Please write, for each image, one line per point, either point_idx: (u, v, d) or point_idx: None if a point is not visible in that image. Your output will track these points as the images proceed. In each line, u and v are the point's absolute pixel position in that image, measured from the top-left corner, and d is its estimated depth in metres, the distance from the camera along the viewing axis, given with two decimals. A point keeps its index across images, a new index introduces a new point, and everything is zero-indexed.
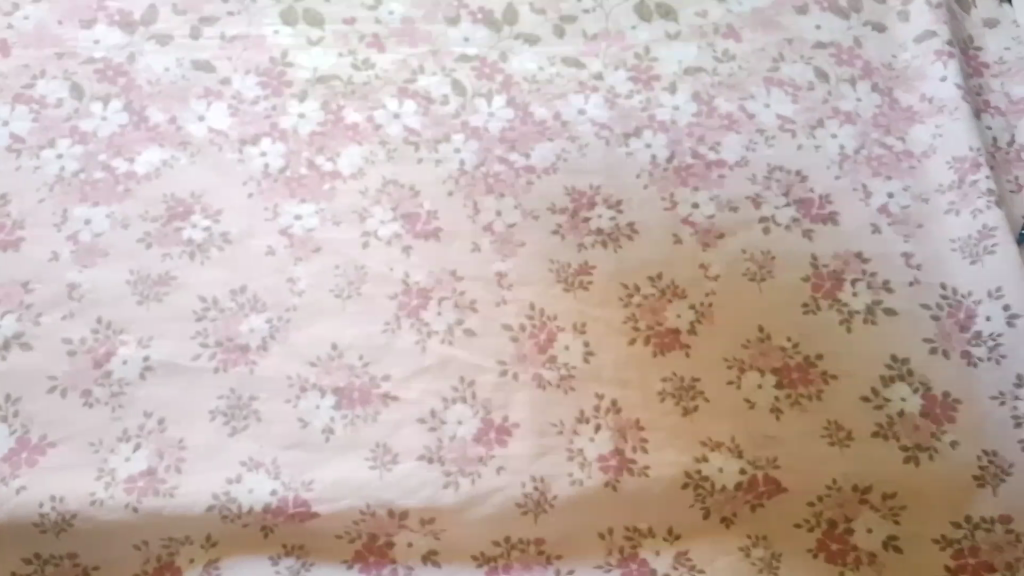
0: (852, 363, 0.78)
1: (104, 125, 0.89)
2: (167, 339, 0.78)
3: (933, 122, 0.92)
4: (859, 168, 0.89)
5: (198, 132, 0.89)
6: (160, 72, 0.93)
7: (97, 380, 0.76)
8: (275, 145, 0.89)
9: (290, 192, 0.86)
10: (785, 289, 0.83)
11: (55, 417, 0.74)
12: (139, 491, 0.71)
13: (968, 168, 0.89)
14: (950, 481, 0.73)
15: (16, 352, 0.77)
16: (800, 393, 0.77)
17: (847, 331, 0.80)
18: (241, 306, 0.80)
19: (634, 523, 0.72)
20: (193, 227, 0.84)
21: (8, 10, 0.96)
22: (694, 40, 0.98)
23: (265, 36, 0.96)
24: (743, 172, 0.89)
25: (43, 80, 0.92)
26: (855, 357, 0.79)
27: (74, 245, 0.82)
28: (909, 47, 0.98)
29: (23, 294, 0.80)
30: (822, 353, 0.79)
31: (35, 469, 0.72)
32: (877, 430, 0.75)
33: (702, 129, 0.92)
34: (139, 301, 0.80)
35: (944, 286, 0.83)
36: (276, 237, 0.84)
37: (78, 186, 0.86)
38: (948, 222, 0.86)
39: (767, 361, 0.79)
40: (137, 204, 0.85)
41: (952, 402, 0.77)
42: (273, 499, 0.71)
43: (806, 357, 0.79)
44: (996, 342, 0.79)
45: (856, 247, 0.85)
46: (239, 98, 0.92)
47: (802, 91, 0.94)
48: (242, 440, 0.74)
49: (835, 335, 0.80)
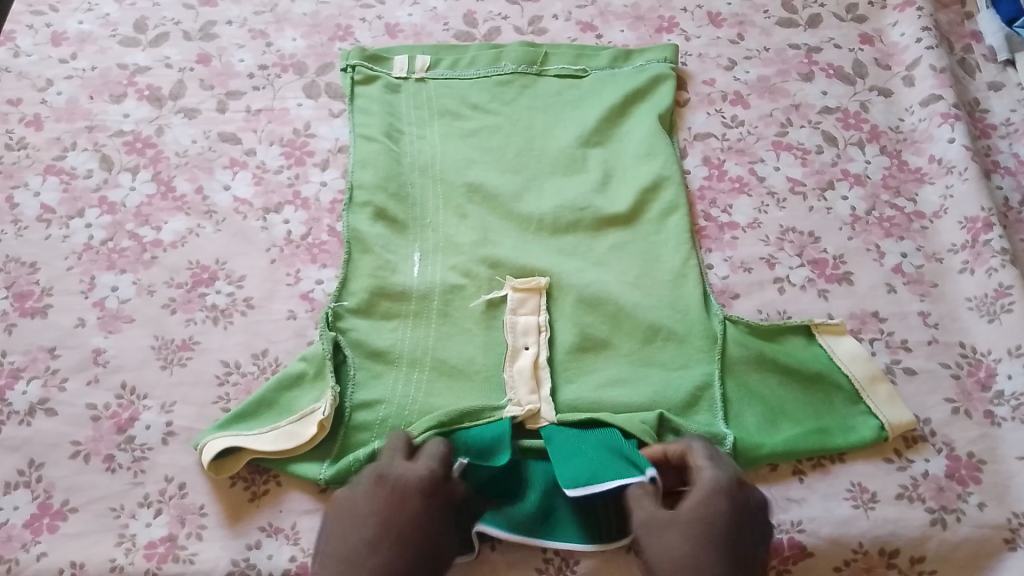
0: (879, 425, 0.77)
1: (132, 195, 0.92)
2: (189, 405, 0.79)
3: (943, 181, 0.93)
4: (871, 229, 0.90)
5: (223, 201, 0.92)
6: (187, 143, 0.96)
7: (119, 445, 0.76)
8: (297, 213, 0.91)
9: (311, 258, 0.88)
10: (807, 355, 0.82)
11: (77, 483, 0.74)
12: (159, 557, 0.71)
13: (979, 228, 0.89)
14: (979, 543, 0.72)
15: (40, 418, 0.78)
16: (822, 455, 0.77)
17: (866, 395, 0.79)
18: (263, 369, 0.81)
19: None
20: (216, 293, 0.85)
21: (42, 85, 1.00)
22: (703, 108, 1.00)
23: (288, 108, 0.99)
24: (755, 234, 0.90)
25: (74, 152, 0.95)
26: (882, 420, 0.77)
27: (100, 311, 0.84)
28: (914, 110, 1.00)
29: (49, 360, 0.81)
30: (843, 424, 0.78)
31: (56, 534, 0.72)
32: (902, 492, 0.74)
33: (713, 192, 0.93)
34: (163, 366, 0.81)
35: (962, 344, 0.83)
36: (297, 301, 0.85)
37: (106, 254, 0.88)
38: (962, 281, 0.87)
39: (791, 420, 0.78)
40: (162, 271, 0.87)
41: (976, 462, 0.76)
42: (292, 566, 0.70)
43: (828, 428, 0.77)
44: (1019, 402, 0.79)
45: (872, 306, 0.85)
46: (263, 167, 0.94)
47: (810, 155, 0.96)
48: (263, 508, 0.73)
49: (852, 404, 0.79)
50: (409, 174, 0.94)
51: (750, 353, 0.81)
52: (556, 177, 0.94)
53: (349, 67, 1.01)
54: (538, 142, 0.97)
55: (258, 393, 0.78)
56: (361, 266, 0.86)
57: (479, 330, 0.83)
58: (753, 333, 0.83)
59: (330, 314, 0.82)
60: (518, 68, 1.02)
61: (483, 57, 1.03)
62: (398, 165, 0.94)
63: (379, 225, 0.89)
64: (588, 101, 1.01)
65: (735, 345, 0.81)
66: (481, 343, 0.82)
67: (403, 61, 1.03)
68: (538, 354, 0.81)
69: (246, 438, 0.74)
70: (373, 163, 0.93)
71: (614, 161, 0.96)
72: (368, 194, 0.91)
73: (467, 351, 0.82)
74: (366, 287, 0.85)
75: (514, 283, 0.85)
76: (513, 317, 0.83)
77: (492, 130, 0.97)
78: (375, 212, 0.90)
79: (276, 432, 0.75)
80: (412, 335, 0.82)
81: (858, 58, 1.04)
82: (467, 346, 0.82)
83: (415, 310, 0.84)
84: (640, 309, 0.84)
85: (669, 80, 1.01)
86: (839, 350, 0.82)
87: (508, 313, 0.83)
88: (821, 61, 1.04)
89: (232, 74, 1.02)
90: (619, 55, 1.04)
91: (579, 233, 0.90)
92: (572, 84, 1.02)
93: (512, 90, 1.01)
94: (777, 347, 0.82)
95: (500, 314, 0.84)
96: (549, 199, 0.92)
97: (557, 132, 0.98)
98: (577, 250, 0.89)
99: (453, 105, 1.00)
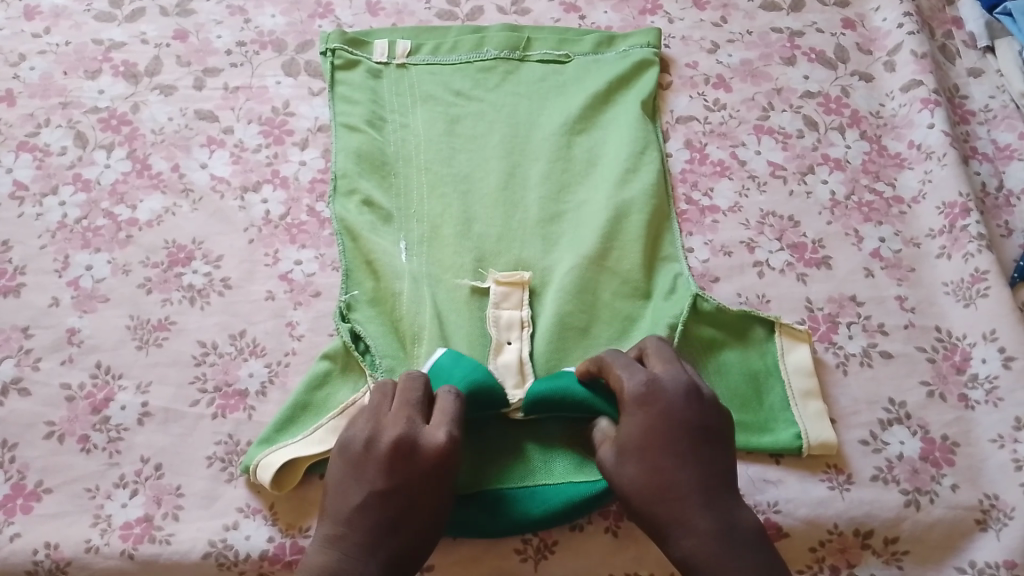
0: (798, 434, 0.76)
1: (107, 173, 0.90)
2: (166, 385, 0.78)
3: (922, 167, 0.94)
4: (850, 214, 0.91)
5: (201, 179, 0.91)
6: (164, 121, 0.94)
7: (95, 426, 0.76)
8: (276, 192, 0.90)
9: (290, 238, 0.87)
10: (769, 356, 0.81)
11: (51, 463, 0.74)
12: (135, 538, 0.70)
13: (957, 213, 0.89)
14: (952, 524, 0.73)
15: (14, 397, 0.77)
16: (767, 452, 0.76)
17: (794, 405, 0.78)
18: (241, 350, 0.80)
19: (633, 570, 0.71)
20: (193, 273, 0.84)
21: (15, 60, 0.98)
22: (685, 91, 1.00)
23: (267, 86, 0.98)
24: (736, 218, 0.90)
25: (48, 129, 0.93)
26: (801, 431, 0.76)
27: (75, 290, 0.83)
28: (895, 96, 1.00)
29: (23, 339, 0.80)
30: (773, 426, 0.77)
31: (30, 515, 0.71)
32: (877, 473, 0.75)
33: (695, 175, 0.93)
34: (139, 346, 0.80)
35: (938, 328, 0.84)
36: (276, 282, 0.84)
37: (80, 233, 0.86)
38: (939, 266, 0.88)
39: None
40: (138, 251, 0.86)
41: (950, 445, 0.77)
42: (271, 546, 0.70)
43: (752, 429, 0.77)
44: (993, 384, 0.80)
45: (850, 290, 0.86)
46: (241, 146, 0.93)
47: (792, 139, 0.96)
48: (240, 487, 0.73)
49: (789, 411, 0.78)
50: (393, 163, 0.93)
51: (709, 348, 0.81)
52: (541, 164, 0.93)
53: (330, 51, 1.00)
54: (522, 130, 0.96)
55: (293, 397, 0.77)
56: (351, 258, 0.86)
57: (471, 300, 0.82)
58: (729, 328, 0.83)
59: (336, 315, 0.82)
60: (501, 53, 1.01)
61: (464, 42, 1.02)
62: (383, 155, 0.93)
63: (366, 213, 0.88)
64: (571, 88, 1.00)
65: (707, 344, 0.81)
66: (469, 316, 0.82)
67: (384, 45, 1.01)
68: (521, 350, 0.80)
69: (295, 447, 0.72)
70: (356, 151, 0.92)
71: (598, 149, 0.95)
72: (351, 182, 0.90)
73: (462, 317, 0.82)
74: (362, 280, 0.84)
75: (498, 276, 0.83)
76: (496, 311, 0.81)
77: (476, 117, 0.97)
78: (362, 200, 0.89)
79: (320, 432, 0.74)
80: (402, 305, 0.82)
81: (840, 43, 1.04)
82: (461, 313, 0.82)
83: (408, 286, 0.83)
84: (623, 297, 0.84)
85: (653, 65, 1.01)
86: (790, 356, 0.81)
87: (492, 304, 0.82)
88: (803, 45, 1.04)
89: (209, 51, 1.00)
90: (602, 41, 1.03)
91: (565, 221, 0.89)
92: (555, 70, 1.01)
93: (495, 76, 1.00)
94: (745, 347, 0.82)
95: (484, 304, 0.82)
96: (534, 187, 0.91)
97: (542, 119, 0.97)
98: (561, 235, 0.88)
99: (435, 90, 0.99)
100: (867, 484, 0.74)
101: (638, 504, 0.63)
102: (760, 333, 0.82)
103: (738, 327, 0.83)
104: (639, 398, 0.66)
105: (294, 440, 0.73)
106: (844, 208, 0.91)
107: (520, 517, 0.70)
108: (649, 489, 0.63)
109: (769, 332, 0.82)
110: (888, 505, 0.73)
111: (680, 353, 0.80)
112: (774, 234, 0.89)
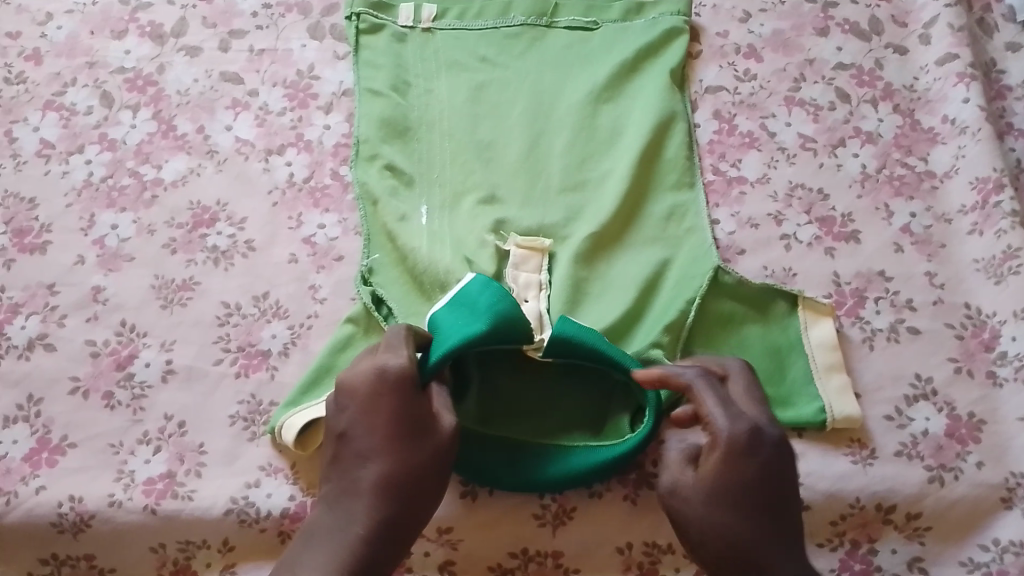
0: (821, 408, 0.75)
1: (133, 133, 0.90)
2: (190, 345, 0.78)
3: (956, 142, 0.92)
4: (880, 188, 0.89)
5: (225, 142, 0.90)
6: (189, 83, 0.94)
7: (119, 382, 0.76)
8: (300, 155, 0.90)
9: (314, 202, 0.87)
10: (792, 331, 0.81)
11: (75, 418, 0.75)
12: (157, 493, 0.71)
13: (990, 189, 0.88)
14: (976, 501, 0.72)
15: (40, 353, 0.78)
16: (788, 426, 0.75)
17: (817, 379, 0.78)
18: (263, 312, 0.80)
19: (652, 539, 0.71)
20: (217, 235, 0.84)
21: (41, 20, 0.98)
22: (715, 61, 0.98)
23: (292, 50, 0.97)
24: (763, 190, 0.89)
25: (74, 88, 0.93)
26: (825, 406, 0.75)
27: (100, 249, 0.83)
28: (930, 69, 0.97)
29: (49, 296, 0.81)
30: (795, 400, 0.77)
31: (55, 468, 0.72)
32: (901, 449, 0.74)
33: (723, 147, 0.92)
34: (163, 306, 0.80)
35: (967, 306, 0.82)
36: (299, 245, 0.84)
37: (106, 192, 0.87)
38: (970, 243, 0.86)
39: None
40: (162, 211, 0.86)
41: (976, 423, 0.76)
42: (291, 504, 0.71)
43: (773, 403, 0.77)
44: (1022, 363, 0.78)
45: (878, 266, 0.84)
46: (266, 109, 0.93)
47: (823, 112, 0.94)
48: (262, 445, 0.74)
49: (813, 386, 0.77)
50: (416, 129, 0.92)
51: (728, 320, 0.81)
52: (565, 133, 0.92)
53: (354, 15, 0.99)
54: (547, 98, 0.95)
55: (317, 360, 0.77)
56: (372, 223, 0.85)
57: (489, 263, 0.81)
58: (748, 303, 0.82)
59: (358, 278, 0.82)
60: (528, 20, 1.00)
61: (491, 9, 1.01)
62: (406, 121, 0.92)
63: (389, 179, 0.88)
64: (598, 56, 0.98)
65: (727, 317, 0.81)
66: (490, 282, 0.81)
67: (410, 10, 1.00)
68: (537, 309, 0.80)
69: (318, 407, 0.73)
70: (379, 116, 0.92)
71: (624, 119, 0.94)
72: (374, 148, 0.90)
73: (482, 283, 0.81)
74: (383, 245, 0.84)
75: (518, 240, 0.83)
76: (514, 272, 0.82)
77: (500, 85, 0.95)
78: (384, 165, 0.89)
79: None
80: (423, 270, 0.81)
81: (875, 14, 1.02)
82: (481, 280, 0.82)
83: (430, 252, 0.82)
84: (644, 268, 0.83)
85: (682, 34, 0.99)
86: (815, 331, 0.80)
87: (509, 266, 0.82)
88: (838, 16, 1.01)
89: (234, 13, 0.99)
90: (631, 9, 1.01)
91: (588, 191, 0.89)
92: (582, 38, 1.00)
93: (521, 43, 0.99)
94: (766, 322, 0.81)
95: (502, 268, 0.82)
96: (557, 156, 0.90)
97: (568, 88, 0.96)
98: (584, 206, 0.88)
99: (460, 56, 0.97)
100: (890, 460, 0.74)
101: (714, 546, 0.61)
102: (780, 310, 0.82)
103: (759, 302, 0.82)
104: (745, 447, 0.62)
105: (317, 401, 0.73)
106: (875, 182, 0.90)
107: (532, 477, 0.71)
108: (736, 546, 0.61)
109: (792, 308, 0.82)
110: (910, 481, 0.73)
111: (699, 327, 0.80)
112: (801, 208, 0.88)
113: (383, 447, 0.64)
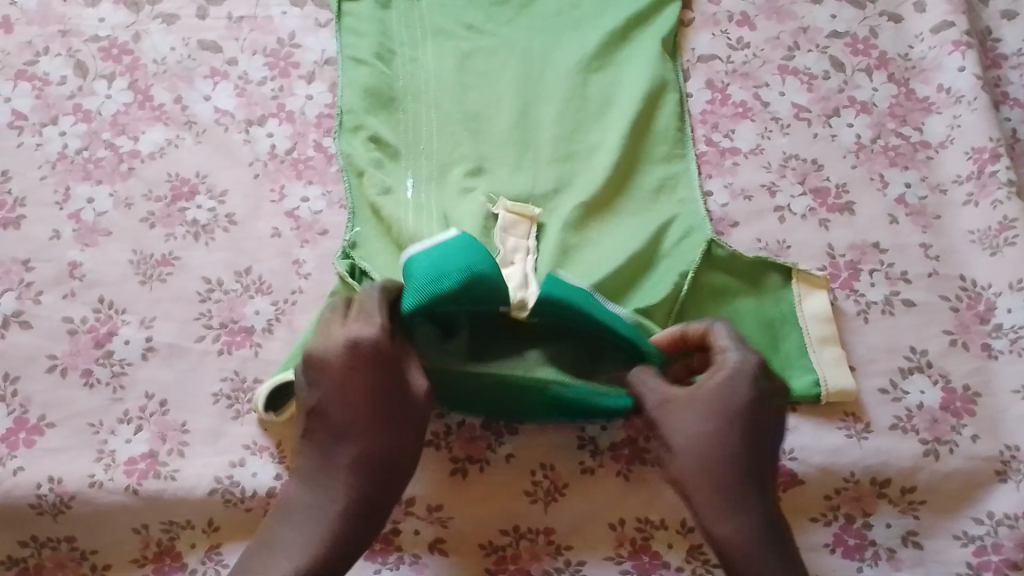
0: (816, 381, 0.75)
1: (108, 104, 0.87)
2: (171, 321, 0.76)
3: (951, 112, 0.90)
4: (875, 158, 0.88)
5: (204, 112, 0.88)
6: (166, 52, 0.91)
7: (98, 360, 0.74)
8: (282, 126, 0.87)
9: (297, 174, 0.85)
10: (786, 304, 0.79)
11: (52, 397, 0.73)
12: (139, 473, 0.69)
13: (986, 159, 0.86)
14: (971, 474, 0.72)
15: (15, 330, 0.75)
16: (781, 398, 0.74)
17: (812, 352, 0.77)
18: (246, 288, 0.78)
19: (645, 514, 0.70)
20: (197, 208, 0.82)
21: None
22: (708, 29, 0.96)
23: (273, 17, 0.94)
24: (757, 160, 0.87)
25: (47, 57, 0.90)
26: (820, 379, 0.75)
27: (76, 224, 0.81)
28: (925, 37, 0.96)
29: (23, 272, 0.78)
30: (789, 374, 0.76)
31: (33, 449, 0.70)
32: (896, 422, 0.74)
33: (716, 117, 0.90)
34: (142, 282, 0.78)
35: (962, 277, 0.82)
36: (282, 218, 0.82)
37: (81, 165, 0.84)
38: (965, 214, 0.85)
39: None
40: (140, 184, 0.83)
41: (972, 395, 0.75)
42: (277, 484, 0.70)
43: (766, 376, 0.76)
44: (1017, 335, 0.78)
45: (873, 237, 0.83)
46: (246, 79, 0.90)
47: (817, 81, 0.92)
48: (247, 424, 0.72)
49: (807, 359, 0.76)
50: (402, 99, 0.90)
51: (721, 293, 0.80)
52: (555, 103, 0.90)
53: None
54: (536, 66, 0.92)
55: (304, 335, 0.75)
56: (357, 196, 0.83)
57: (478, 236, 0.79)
58: (741, 274, 0.81)
59: (342, 251, 0.79)
60: None
61: None
62: (392, 91, 0.90)
63: (374, 150, 0.86)
64: (588, 23, 0.96)
65: (719, 291, 0.80)
66: None
67: None
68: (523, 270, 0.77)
69: None
70: (363, 85, 0.89)
71: (615, 88, 0.91)
72: (358, 118, 0.87)
73: None
74: (369, 218, 0.82)
75: (508, 205, 0.81)
76: (502, 236, 0.79)
77: (488, 53, 0.93)
78: (369, 136, 0.86)
79: None
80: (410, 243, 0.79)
81: None
82: None
83: (417, 225, 0.80)
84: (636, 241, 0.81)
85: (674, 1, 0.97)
86: (808, 303, 0.79)
87: (498, 229, 0.80)
88: None
89: None
90: None
91: (578, 163, 0.87)
92: (572, 4, 0.97)
93: (509, 10, 0.96)
94: (759, 294, 0.80)
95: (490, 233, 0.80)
96: (547, 127, 0.88)
97: (558, 56, 0.93)
98: (574, 177, 0.86)
99: (446, 23, 0.95)
100: (885, 433, 0.73)
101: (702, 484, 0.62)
102: (774, 282, 0.80)
103: (752, 274, 0.81)
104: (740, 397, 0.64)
105: None
106: (869, 152, 0.88)
107: None
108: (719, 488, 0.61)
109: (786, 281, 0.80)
110: (904, 454, 0.72)
111: (690, 301, 0.79)
112: (795, 179, 0.86)
113: (358, 425, 0.62)
